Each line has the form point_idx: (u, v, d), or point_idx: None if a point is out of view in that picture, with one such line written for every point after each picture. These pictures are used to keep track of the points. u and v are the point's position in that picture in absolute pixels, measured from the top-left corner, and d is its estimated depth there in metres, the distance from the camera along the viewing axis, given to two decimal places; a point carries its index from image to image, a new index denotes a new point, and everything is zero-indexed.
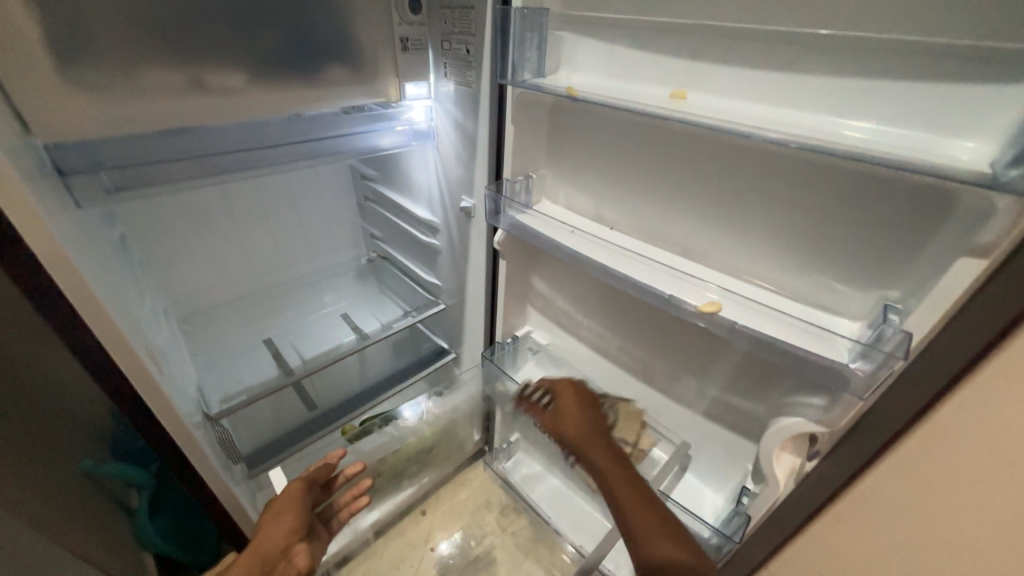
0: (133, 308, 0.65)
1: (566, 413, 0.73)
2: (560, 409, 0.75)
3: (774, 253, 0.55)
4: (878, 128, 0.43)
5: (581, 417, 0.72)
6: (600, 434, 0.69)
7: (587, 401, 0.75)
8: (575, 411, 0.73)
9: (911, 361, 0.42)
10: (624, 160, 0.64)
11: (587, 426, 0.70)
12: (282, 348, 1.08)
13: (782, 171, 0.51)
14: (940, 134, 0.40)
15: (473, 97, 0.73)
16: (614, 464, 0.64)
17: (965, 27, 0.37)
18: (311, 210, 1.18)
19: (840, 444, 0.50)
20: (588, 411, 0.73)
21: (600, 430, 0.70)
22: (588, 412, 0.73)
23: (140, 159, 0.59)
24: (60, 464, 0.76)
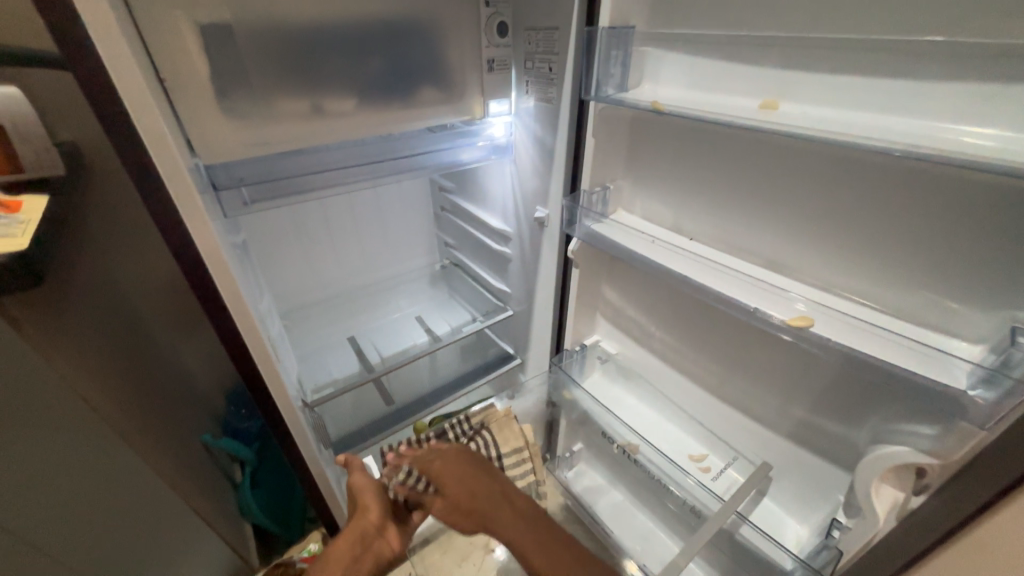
0: (255, 302, 0.75)
1: (456, 498, 0.70)
2: (450, 493, 0.70)
3: (875, 266, 0.51)
4: (1004, 137, 0.39)
5: (476, 486, 0.71)
6: (502, 501, 0.69)
7: (467, 463, 0.74)
8: (465, 491, 0.70)
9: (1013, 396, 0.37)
10: (706, 170, 0.64)
11: (483, 496, 0.69)
12: (364, 345, 1.18)
13: (888, 179, 0.48)
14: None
15: (554, 112, 0.76)
16: (519, 525, 0.65)
17: None
18: (394, 218, 1.28)
19: (953, 479, 0.44)
20: (482, 481, 0.72)
21: (497, 490, 0.71)
22: (477, 477, 0.72)
23: (270, 175, 0.71)
24: (176, 424, 0.95)
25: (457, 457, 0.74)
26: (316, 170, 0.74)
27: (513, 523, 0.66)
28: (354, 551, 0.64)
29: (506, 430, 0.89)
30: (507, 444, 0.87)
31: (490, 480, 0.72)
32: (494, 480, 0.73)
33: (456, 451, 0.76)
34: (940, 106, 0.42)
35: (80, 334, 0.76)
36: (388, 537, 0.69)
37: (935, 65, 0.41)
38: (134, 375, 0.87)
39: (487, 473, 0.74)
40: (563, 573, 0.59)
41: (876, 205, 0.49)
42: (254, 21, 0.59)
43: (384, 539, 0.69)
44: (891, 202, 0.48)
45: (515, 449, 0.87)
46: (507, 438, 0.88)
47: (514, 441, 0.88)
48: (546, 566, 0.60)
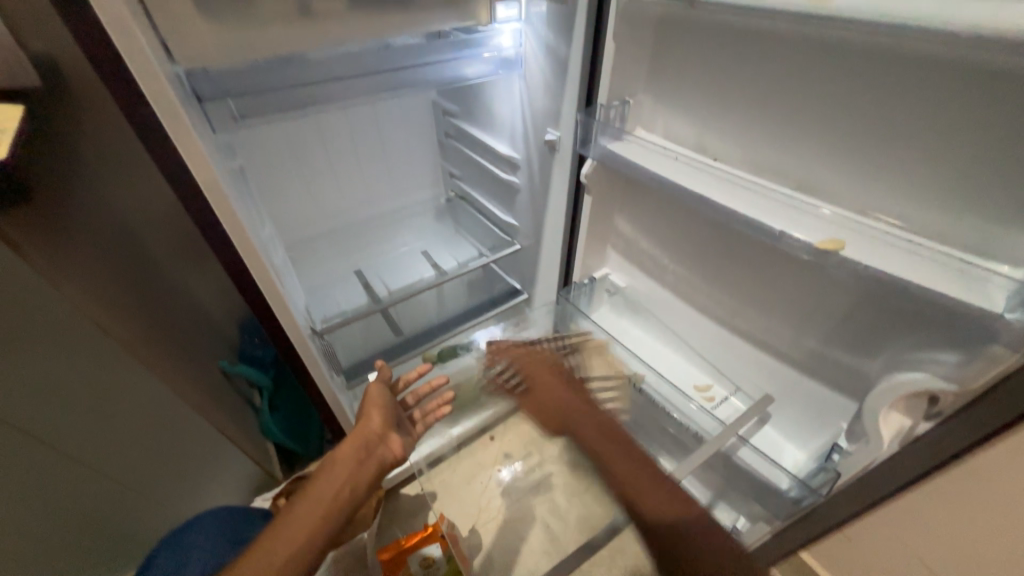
0: (256, 229, 0.73)
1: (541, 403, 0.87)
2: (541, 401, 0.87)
3: (922, 184, 0.46)
4: None
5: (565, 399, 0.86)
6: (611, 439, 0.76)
7: (556, 377, 0.88)
8: (591, 425, 0.80)
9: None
10: (741, 79, 0.57)
11: (584, 422, 0.81)
12: (371, 279, 1.17)
13: (956, 82, 0.41)
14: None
15: (569, 15, 0.67)
16: (632, 465, 0.70)
17: None
18: (397, 146, 1.20)
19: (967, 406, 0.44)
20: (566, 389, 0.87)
21: (593, 412, 0.82)
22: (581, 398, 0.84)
23: (258, 88, 0.65)
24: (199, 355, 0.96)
25: (551, 366, 0.89)
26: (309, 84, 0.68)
27: (621, 461, 0.71)
28: (358, 455, 0.67)
29: (600, 356, 0.90)
30: (598, 369, 0.89)
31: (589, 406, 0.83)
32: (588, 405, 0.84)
33: (553, 359, 0.90)
34: None
35: (88, 262, 0.75)
36: (390, 445, 0.71)
37: None
38: (147, 303, 0.87)
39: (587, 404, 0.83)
40: (669, 508, 0.62)
41: (935, 114, 0.43)
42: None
43: (387, 446, 0.71)
44: (952, 111, 0.42)
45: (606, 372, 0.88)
46: (598, 364, 0.89)
47: (607, 367, 0.89)
48: (658, 507, 0.62)
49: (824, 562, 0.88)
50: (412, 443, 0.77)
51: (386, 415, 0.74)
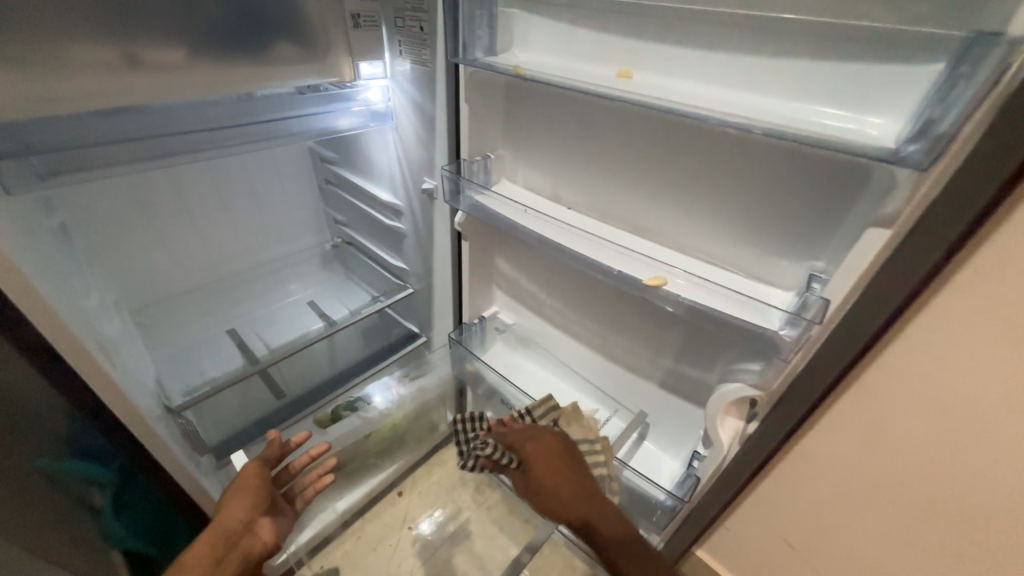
0: (75, 297, 0.63)
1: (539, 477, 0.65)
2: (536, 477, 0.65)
3: (717, 226, 0.56)
4: (830, 113, 0.42)
5: (565, 476, 0.64)
6: (587, 498, 0.62)
7: (557, 454, 0.67)
8: (550, 486, 0.63)
9: (801, 329, 0.46)
10: (578, 138, 0.65)
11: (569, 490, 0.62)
12: (247, 337, 1.07)
13: (723, 148, 0.52)
14: (871, 106, 0.40)
15: (430, 77, 0.72)
16: (607, 522, 0.60)
17: (896, 8, 0.36)
18: (272, 194, 1.14)
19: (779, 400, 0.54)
20: (567, 470, 0.65)
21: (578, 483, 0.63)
22: (568, 471, 0.65)
23: (78, 142, 0.59)
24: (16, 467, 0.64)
25: (551, 440, 0.68)
26: (147, 136, 0.64)
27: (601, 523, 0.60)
28: (216, 551, 0.58)
29: (575, 423, 0.74)
30: (582, 434, 0.73)
31: (588, 484, 0.64)
32: (576, 470, 0.65)
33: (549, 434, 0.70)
34: (760, 78, 0.45)
35: None
36: (258, 533, 0.64)
37: (746, 41, 0.44)
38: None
39: (569, 463, 0.66)
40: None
41: (711, 167, 0.54)
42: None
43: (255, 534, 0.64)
44: (719, 169, 0.53)
45: (586, 437, 0.72)
46: (575, 430, 0.73)
47: (586, 432, 0.73)
48: (642, 568, 0.57)
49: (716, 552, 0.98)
50: (287, 524, 0.72)
51: (257, 501, 0.66)
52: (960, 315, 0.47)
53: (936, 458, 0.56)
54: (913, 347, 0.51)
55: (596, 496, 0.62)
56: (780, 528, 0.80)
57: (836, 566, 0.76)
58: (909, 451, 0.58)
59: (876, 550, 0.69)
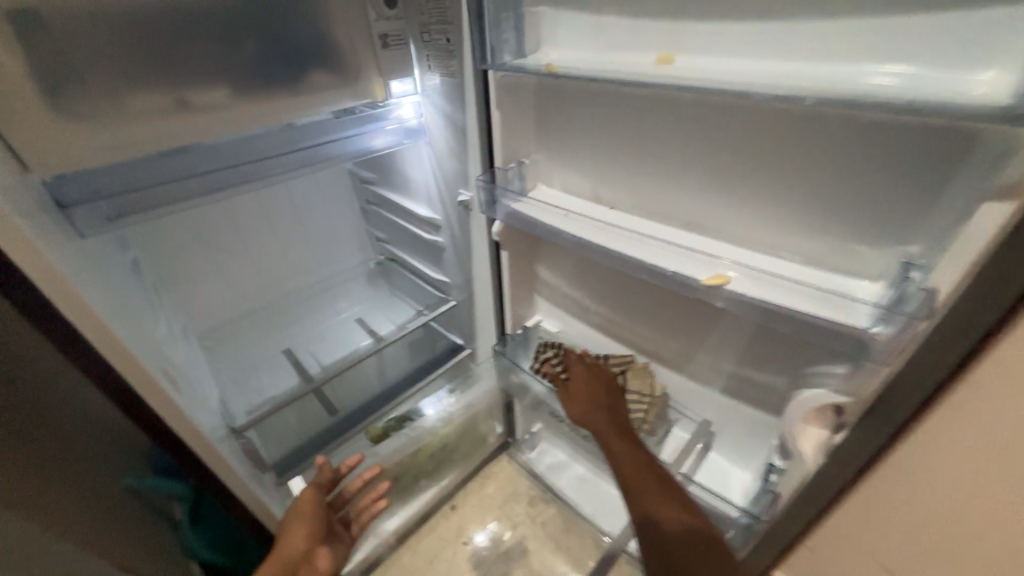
0: (147, 329, 0.67)
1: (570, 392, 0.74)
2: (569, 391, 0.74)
3: (781, 215, 0.51)
4: (918, 74, 0.36)
5: (598, 398, 0.71)
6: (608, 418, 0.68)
7: (600, 383, 0.74)
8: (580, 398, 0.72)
9: (902, 328, 0.40)
10: (617, 134, 0.61)
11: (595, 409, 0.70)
12: (302, 357, 1.10)
13: (785, 128, 0.46)
14: (973, 59, 0.34)
15: (459, 88, 0.71)
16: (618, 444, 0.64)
17: None
18: (317, 217, 1.18)
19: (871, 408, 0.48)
20: (603, 393, 0.72)
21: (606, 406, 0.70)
22: (601, 394, 0.72)
23: (139, 184, 0.63)
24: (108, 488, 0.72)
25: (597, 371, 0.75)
26: (202, 172, 0.67)
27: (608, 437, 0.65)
28: None
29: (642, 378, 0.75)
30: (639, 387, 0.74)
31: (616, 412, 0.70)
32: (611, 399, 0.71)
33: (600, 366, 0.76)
34: (826, 44, 0.40)
35: None
36: None
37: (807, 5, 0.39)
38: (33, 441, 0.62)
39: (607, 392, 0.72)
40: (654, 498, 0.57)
41: (773, 150, 0.48)
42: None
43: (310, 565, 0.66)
44: (782, 152, 0.48)
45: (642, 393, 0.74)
46: (637, 381, 0.75)
47: (644, 386, 0.74)
48: (630, 475, 0.60)
49: None
50: (342, 551, 0.74)
51: (314, 529, 0.68)
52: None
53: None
54: None
55: (617, 421, 0.68)
56: (877, 552, 0.70)
57: None
58: None
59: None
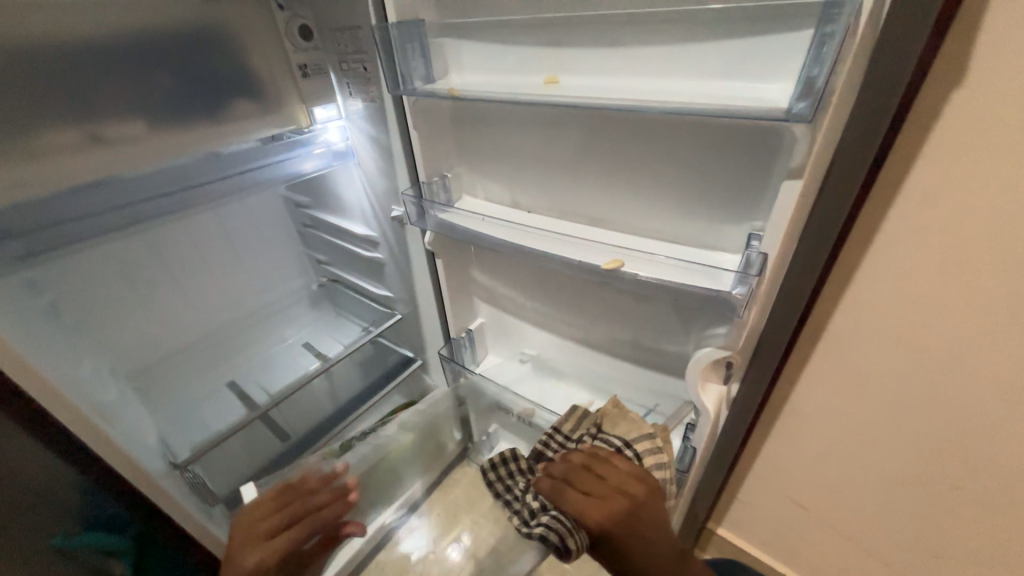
0: (71, 369, 0.65)
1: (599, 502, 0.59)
2: (598, 497, 0.60)
3: (663, 204, 0.60)
4: (730, 85, 0.46)
5: (629, 491, 0.59)
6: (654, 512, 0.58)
7: (616, 472, 0.61)
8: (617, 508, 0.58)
9: (748, 284, 0.50)
10: (523, 145, 0.69)
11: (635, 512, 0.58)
12: (247, 386, 1.09)
13: (652, 131, 0.56)
14: (771, 75, 0.43)
15: (380, 112, 0.76)
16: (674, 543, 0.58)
17: None
18: (251, 244, 1.17)
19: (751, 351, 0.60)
20: (629, 480, 0.60)
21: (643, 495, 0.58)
22: (628, 482, 0.60)
23: (54, 219, 0.63)
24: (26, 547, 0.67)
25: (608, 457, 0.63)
26: (121, 205, 0.68)
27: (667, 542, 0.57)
28: None
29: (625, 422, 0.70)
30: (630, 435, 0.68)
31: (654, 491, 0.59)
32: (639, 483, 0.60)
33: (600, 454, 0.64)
34: (667, 64, 0.49)
35: None
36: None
37: (646, 35, 0.49)
38: None
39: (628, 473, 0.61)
40: None
41: (644, 151, 0.58)
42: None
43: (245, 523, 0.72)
44: (656, 151, 0.57)
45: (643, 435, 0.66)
46: (628, 430, 0.68)
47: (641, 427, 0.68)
48: None
49: (735, 526, 0.99)
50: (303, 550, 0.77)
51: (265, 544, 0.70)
52: (918, 238, 0.53)
53: (922, 377, 0.60)
54: (865, 287, 0.59)
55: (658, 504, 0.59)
56: (792, 493, 0.84)
57: (851, 517, 0.79)
58: (886, 385, 0.64)
59: (890, 488, 0.72)
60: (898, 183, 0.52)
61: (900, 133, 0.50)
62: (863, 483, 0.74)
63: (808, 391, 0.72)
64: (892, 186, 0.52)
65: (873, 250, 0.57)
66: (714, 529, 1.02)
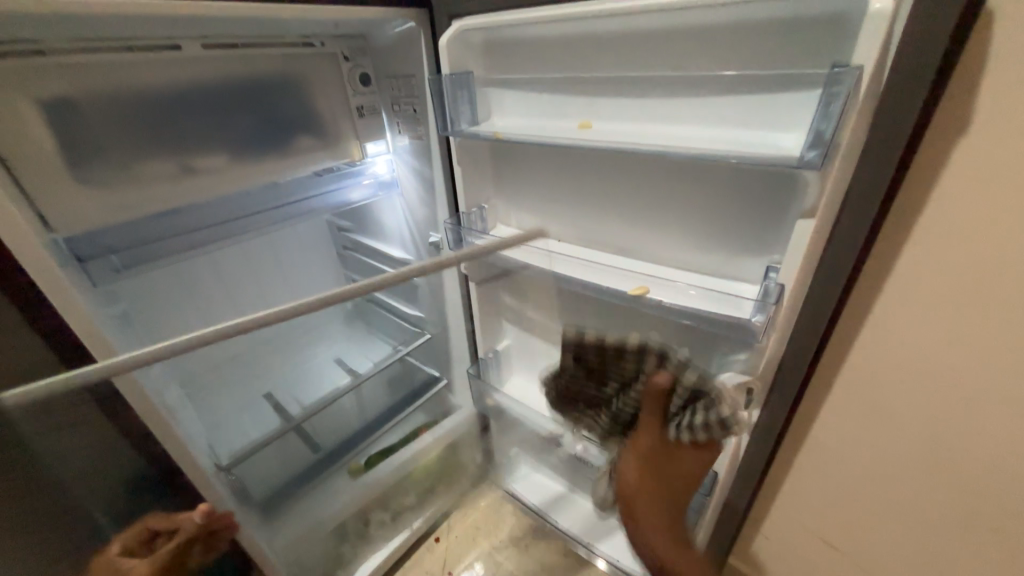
0: (144, 371, 0.72)
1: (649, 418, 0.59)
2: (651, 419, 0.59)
3: (684, 236, 0.65)
4: (746, 133, 0.51)
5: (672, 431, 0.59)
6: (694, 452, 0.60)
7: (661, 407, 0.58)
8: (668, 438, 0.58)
9: (767, 312, 0.53)
10: (554, 180, 0.75)
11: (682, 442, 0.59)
12: (283, 399, 1.15)
13: (675, 171, 0.61)
14: (783, 126, 0.49)
15: (425, 148, 0.85)
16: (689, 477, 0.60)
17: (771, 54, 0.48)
18: (294, 264, 1.26)
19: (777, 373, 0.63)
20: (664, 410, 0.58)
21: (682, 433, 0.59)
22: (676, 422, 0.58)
23: (145, 239, 0.73)
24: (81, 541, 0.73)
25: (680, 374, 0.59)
26: (198, 227, 0.78)
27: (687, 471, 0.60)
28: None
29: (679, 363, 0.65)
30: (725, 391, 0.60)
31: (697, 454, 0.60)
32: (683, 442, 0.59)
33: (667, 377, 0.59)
34: (690, 114, 0.55)
35: None
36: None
37: (671, 90, 0.55)
38: None
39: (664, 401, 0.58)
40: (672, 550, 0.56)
41: (666, 190, 0.64)
42: (88, 91, 0.63)
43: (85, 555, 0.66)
44: (678, 189, 0.62)
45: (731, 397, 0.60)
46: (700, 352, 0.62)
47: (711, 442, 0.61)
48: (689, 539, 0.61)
49: (758, 562, 0.97)
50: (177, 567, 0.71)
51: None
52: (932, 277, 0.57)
53: (951, 416, 0.61)
54: (884, 320, 0.62)
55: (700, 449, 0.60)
56: (815, 527, 0.84)
57: (875, 556, 0.78)
58: (907, 417, 0.65)
59: (920, 528, 0.70)
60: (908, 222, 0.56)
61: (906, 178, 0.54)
62: (890, 519, 0.74)
63: (831, 421, 0.73)
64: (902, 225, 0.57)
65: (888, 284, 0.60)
66: (736, 564, 1.01)
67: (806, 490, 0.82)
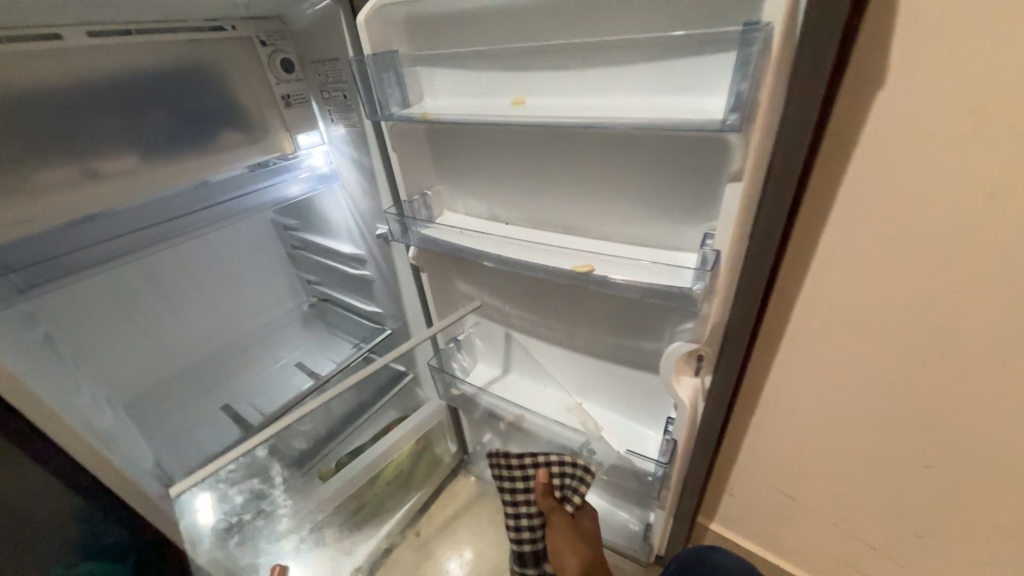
0: (70, 396, 0.67)
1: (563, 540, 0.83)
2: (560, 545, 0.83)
3: (626, 210, 0.64)
4: (674, 100, 0.51)
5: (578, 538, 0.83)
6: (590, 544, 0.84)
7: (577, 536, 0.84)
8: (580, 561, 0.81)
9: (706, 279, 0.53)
10: (496, 161, 0.73)
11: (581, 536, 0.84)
12: (241, 409, 1.10)
13: (612, 144, 0.60)
14: (708, 90, 0.48)
15: (361, 136, 0.81)
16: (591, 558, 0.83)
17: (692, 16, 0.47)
18: (241, 267, 1.20)
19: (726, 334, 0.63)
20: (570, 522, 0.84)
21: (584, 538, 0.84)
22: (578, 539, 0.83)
23: (55, 253, 0.66)
24: None
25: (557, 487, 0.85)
26: (119, 234, 0.71)
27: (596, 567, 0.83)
28: None
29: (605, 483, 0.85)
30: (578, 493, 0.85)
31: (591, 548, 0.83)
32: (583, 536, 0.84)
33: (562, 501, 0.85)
34: (619, 84, 0.54)
35: None
36: None
37: (599, 60, 0.54)
38: None
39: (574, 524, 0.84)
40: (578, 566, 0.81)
41: (606, 165, 0.63)
42: None
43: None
44: (617, 162, 0.61)
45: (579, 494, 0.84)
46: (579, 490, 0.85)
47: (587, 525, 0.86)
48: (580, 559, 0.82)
49: (726, 519, 1.01)
50: None
51: None
52: (862, 230, 0.58)
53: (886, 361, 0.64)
54: (821, 277, 0.64)
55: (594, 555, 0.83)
56: (773, 480, 0.87)
57: (828, 501, 0.82)
58: (849, 367, 0.68)
59: (866, 470, 0.75)
60: (837, 178, 0.57)
61: (833, 135, 0.55)
62: (839, 466, 0.77)
63: (781, 378, 0.76)
64: (832, 182, 0.58)
65: (823, 240, 0.61)
66: (706, 524, 1.05)
67: (764, 446, 0.85)
